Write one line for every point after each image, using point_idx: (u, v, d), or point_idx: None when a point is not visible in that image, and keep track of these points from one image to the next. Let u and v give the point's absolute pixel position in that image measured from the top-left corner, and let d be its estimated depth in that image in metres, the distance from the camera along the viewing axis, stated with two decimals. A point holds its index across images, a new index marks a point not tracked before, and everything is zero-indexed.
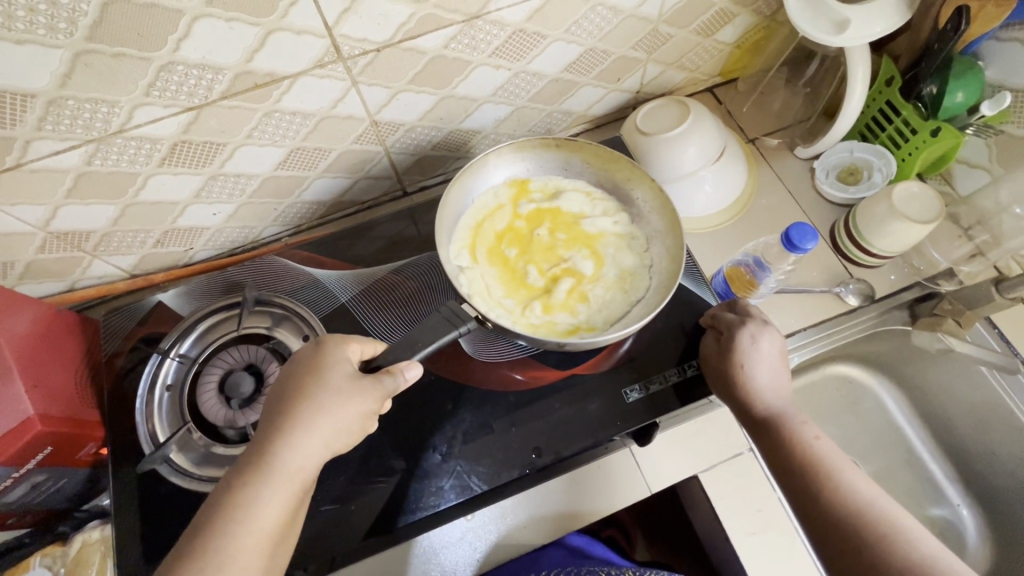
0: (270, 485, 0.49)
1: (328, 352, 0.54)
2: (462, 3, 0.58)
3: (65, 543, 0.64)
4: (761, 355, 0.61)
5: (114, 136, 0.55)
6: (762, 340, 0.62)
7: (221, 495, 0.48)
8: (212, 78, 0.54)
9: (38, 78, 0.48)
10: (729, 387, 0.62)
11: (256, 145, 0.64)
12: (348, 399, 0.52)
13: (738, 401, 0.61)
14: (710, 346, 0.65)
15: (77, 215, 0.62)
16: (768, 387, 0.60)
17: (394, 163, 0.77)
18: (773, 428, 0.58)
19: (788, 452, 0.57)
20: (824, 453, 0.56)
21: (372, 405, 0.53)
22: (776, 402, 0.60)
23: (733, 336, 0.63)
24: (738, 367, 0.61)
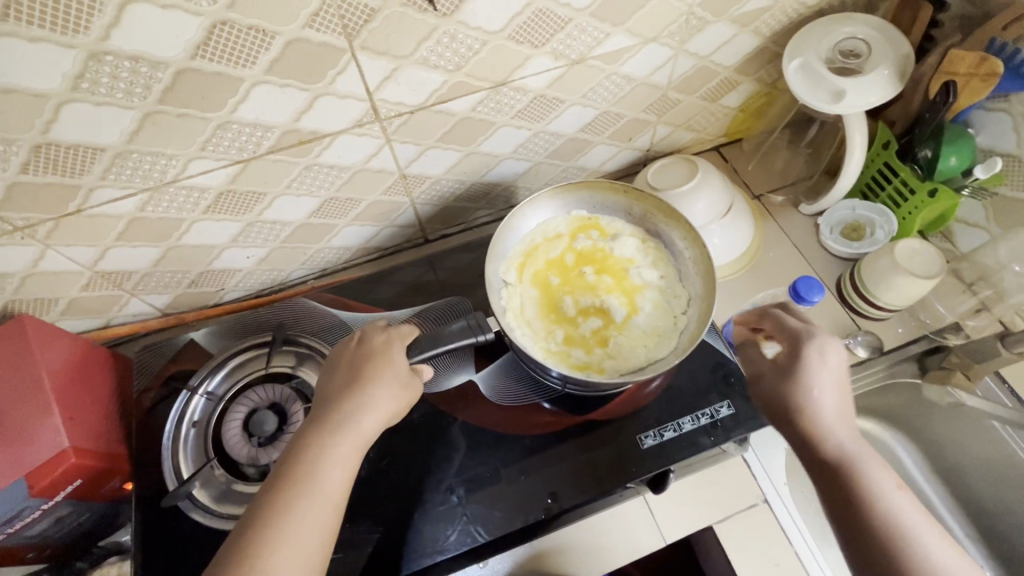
0: (343, 433, 0.52)
1: (371, 332, 0.61)
2: (491, 72, 0.64)
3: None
4: (828, 377, 0.57)
5: (167, 186, 0.60)
6: (831, 360, 0.58)
7: (311, 426, 0.53)
8: (262, 134, 0.59)
9: (110, 135, 0.52)
10: (789, 411, 0.57)
11: (294, 195, 0.69)
12: (376, 370, 0.56)
13: (798, 428, 0.57)
14: (765, 365, 0.62)
15: (123, 256, 0.67)
16: (832, 412, 0.56)
17: (418, 213, 0.82)
18: (833, 455, 0.55)
19: (848, 484, 0.53)
20: (884, 482, 0.53)
21: (399, 386, 0.56)
22: (843, 424, 0.56)
23: (798, 355, 0.59)
24: (804, 389, 0.57)
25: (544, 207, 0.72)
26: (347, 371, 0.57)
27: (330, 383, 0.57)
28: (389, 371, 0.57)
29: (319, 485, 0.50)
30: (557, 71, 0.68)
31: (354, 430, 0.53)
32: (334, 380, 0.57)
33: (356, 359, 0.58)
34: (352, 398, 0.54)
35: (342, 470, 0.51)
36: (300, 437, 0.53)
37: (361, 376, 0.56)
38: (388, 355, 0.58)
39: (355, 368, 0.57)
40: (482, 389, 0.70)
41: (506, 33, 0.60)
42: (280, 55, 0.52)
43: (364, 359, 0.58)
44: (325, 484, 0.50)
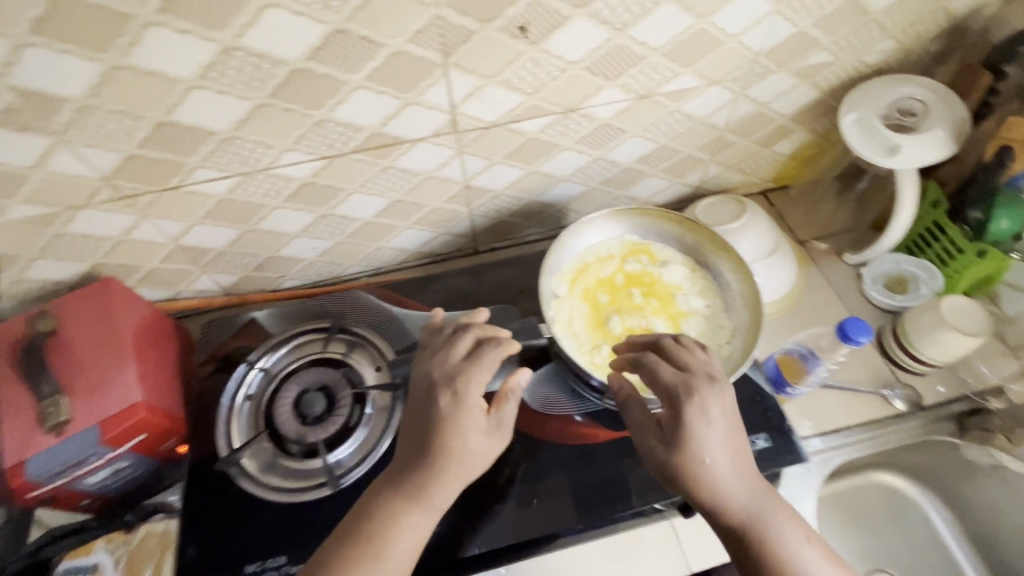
0: (420, 508, 0.54)
1: (441, 388, 0.57)
2: (565, 98, 0.69)
3: (128, 531, 0.62)
4: (713, 434, 0.52)
5: (259, 172, 0.66)
6: (712, 410, 0.53)
7: (385, 500, 0.55)
8: (351, 135, 0.64)
9: (222, 121, 0.58)
10: (684, 484, 0.52)
11: (366, 194, 0.74)
12: (450, 443, 0.55)
13: (696, 499, 0.53)
14: (648, 423, 0.55)
15: (205, 234, 0.72)
16: (727, 480, 0.52)
17: (474, 224, 0.86)
18: (733, 519, 0.52)
19: (753, 547, 0.52)
20: (783, 535, 0.52)
21: (480, 450, 0.56)
22: (738, 486, 0.52)
23: (680, 416, 0.53)
24: (693, 457, 0.52)
25: (600, 227, 0.75)
26: (420, 435, 0.56)
27: (405, 445, 0.57)
28: (463, 447, 0.55)
29: (392, 554, 0.53)
30: (624, 104, 0.72)
31: (428, 507, 0.54)
32: (409, 442, 0.56)
33: (428, 424, 0.56)
34: (432, 475, 0.54)
35: (408, 547, 0.54)
36: (380, 506, 0.55)
37: (434, 453, 0.55)
38: (462, 425, 0.55)
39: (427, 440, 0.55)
40: (521, 395, 0.71)
41: (584, 64, 0.65)
42: (383, 64, 0.57)
43: (432, 430, 0.55)
44: (393, 556, 0.53)
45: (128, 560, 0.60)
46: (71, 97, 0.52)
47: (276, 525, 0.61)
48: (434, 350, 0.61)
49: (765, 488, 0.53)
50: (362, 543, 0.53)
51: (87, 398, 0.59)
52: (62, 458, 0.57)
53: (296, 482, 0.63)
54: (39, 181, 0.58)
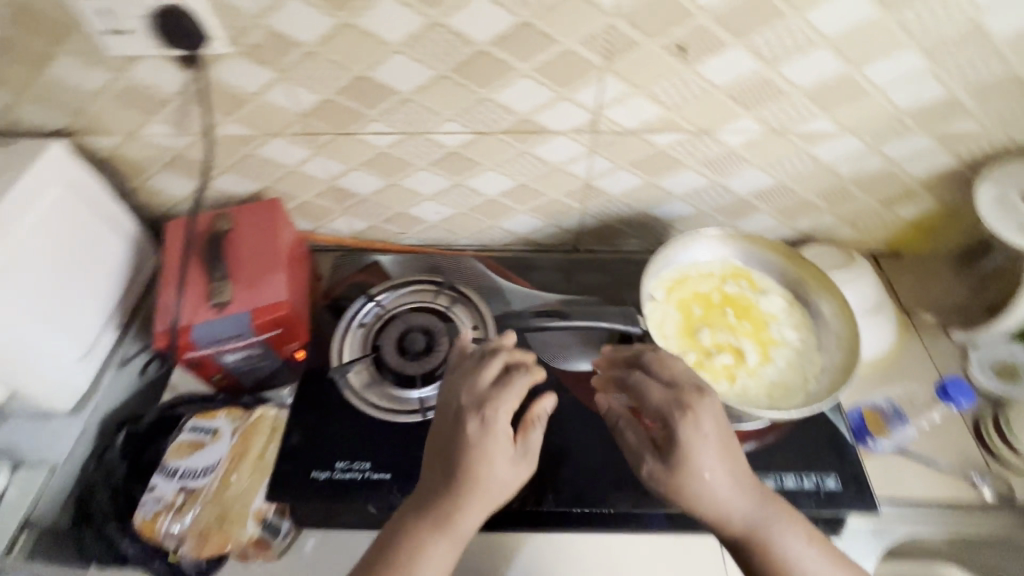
0: (445, 538, 0.54)
1: (469, 417, 0.56)
2: (701, 119, 0.74)
3: (246, 410, 0.72)
4: (710, 450, 0.53)
5: (419, 134, 0.76)
6: (707, 424, 0.54)
7: (407, 530, 0.55)
8: (504, 116, 0.73)
9: (406, 84, 0.69)
10: (685, 503, 0.53)
11: (498, 173, 0.82)
12: (477, 472, 0.54)
13: (701, 515, 0.54)
14: (643, 445, 0.56)
15: (357, 179, 0.83)
16: (728, 497, 0.53)
17: (581, 223, 0.92)
18: (737, 530, 0.54)
19: (759, 556, 0.54)
20: (786, 543, 0.54)
21: (510, 479, 0.56)
22: (743, 501, 0.54)
23: (675, 436, 0.54)
24: (691, 476, 0.53)
25: (707, 245, 0.78)
26: (443, 462, 0.56)
27: (429, 466, 0.57)
28: (490, 476, 0.54)
29: None
30: (755, 135, 0.76)
31: (454, 535, 0.54)
32: (434, 466, 0.56)
33: (451, 451, 0.55)
34: (457, 504, 0.54)
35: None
36: (400, 532, 0.55)
37: (458, 480, 0.55)
38: (488, 456, 0.54)
39: (449, 464, 0.55)
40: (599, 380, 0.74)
41: (727, 90, 0.70)
42: (552, 59, 0.66)
43: (461, 457, 0.55)
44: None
45: (243, 432, 0.69)
46: (304, 43, 0.64)
47: (362, 435, 0.68)
48: (463, 373, 0.61)
49: (768, 497, 0.55)
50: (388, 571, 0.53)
51: (248, 290, 0.70)
52: (217, 332, 0.68)
53: (389, 404, 0.71)
54: (253, 107, 0.71)
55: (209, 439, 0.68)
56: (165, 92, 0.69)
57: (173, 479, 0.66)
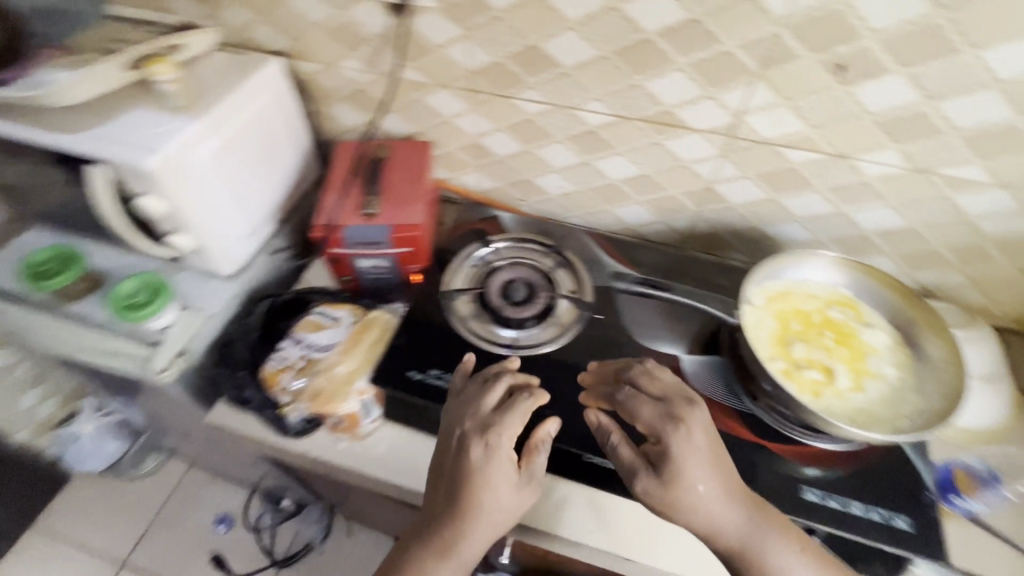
0: (448, 565, 0.57)
1: (473, 448, 0.60)
2: (842, 143, 0.75)
3: (366, 309, 0.82)
4: (701, 462, 0.57)
5: (565, 108, 0.83)
6: (697, 434, 0.58)
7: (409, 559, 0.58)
8: (648, 104, 0.79)
9: (569, 59, 0.77)
10: (680, 516, 0.56)
11: (627, 159, 0.87)
12: (479, 499, 0.58)
13: (693, 528, 0.57)
14: (637, 459, 0.59)
15: (498, 140, 0.93)
16: (721, 511, 0.56)
17: (692, 226, 0.95)
18: (734, 545, 0.56)
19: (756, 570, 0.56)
20: (783, 563, 0.56)
21: (511, 506, 0.59)
22: (735, 517, 0.56)
23: (667, 446, 0.58)
24: (685, 487, 0.56)
25: (820, 267, 0.78)
26: (446, 488, 0.60)
27: (434, 493, 0.61)
28: (491, 502, 0.58)
29: None
30: (896, 170, 0.76)
31: (457, 563, 0.57)
32: (439, 491, 0.61)
33: (454, 477, 0.60)
34: (458, 530, 0.58)
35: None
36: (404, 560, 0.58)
37: (460, 506, 0.59)
38: (489, 481, 0.59)
39: (454, 488, 0.59)
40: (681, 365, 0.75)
41: (878, 117, 0.71)
42: (710, 58, 0.71)
43: (464, 482, 0.59)
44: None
45: (359, 326, 0.80)
46: (495, 8, 0.74)
47: (457, 353, 0.77)
48: (471, 394, 0.66)
49: (758, 511, 0.58)
50: None
51: (392, 209, 0.81)
52: (361, 236, 0.79)
53: (486, 335, 0.79)
54: (434, 58, 0.83)
55: (331, 324, 0.80)
56: (370, 32, 0.83)
57: (299, 346, 0.78)
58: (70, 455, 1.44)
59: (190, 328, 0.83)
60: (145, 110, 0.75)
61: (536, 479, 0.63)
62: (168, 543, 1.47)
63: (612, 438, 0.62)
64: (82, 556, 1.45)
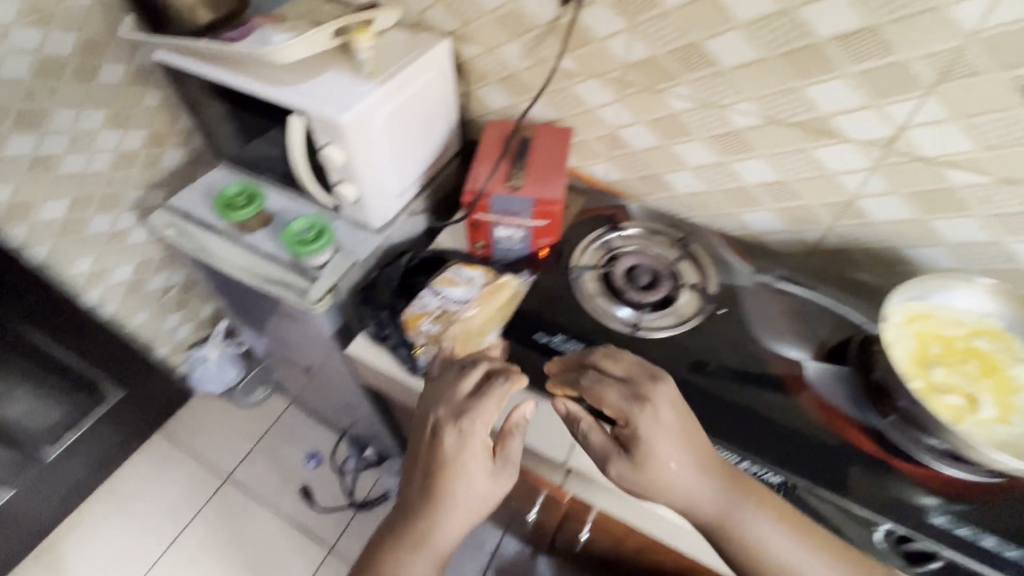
0: (422, 550, 0.64)
1: (446, 440, 0.64)
2: (1014, 167, 0.72)
3: (497, 274, 0.89)
4: (670, 441, 0.59)
5: (713, 107, 0.86)
6: (664, 413, 0.60)
7: (387, 545, 0.65)
8: (802, 110, 0.79)
9: (728, 60, 0.79)
10: (657, 494, 0.59)
11: (766, 163, 0.88)
12: (447, 486, 0.63)
13: (673, 503, 0.60)
14: (610, 444, 0.62)
15: (636, 133, 0.96)
16: (693, 489, 0.59)
17: (822, 238, 0.94)
18: (712, 519, 0.59)
19: (735, 543, 0.59)
20: (762, 535, 0.58)
21: (482, 488, 0.64)
22: (709, 492, 0.59)
23: (634, 428, 0.60)
24: (657, 466, 0.59)
25: (970, 294, 0.75)
26: (421, 475, 0.65)
27: (410, 478, 0.67)
28: (462, 491, 0.63)
29: None
30: None
31: (431, 549, 0.63)
32: (417, 479, 0.66)
33: (427, 463, 0.65)
34: (430, 520, 0.63)
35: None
36: (382, 546, 0.65)
37: (432, 496, 0.63)
38: (461, 467, 0.63)
39: (430, 474, 0.64)
40: (806, 373, 0.75)
41: None
42: (881, 67, 0.71)
43: (437, 472, 0.64)
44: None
45: (491, 288, 0.86)
46: (664, 5, 0.78)
47: (580, 326, 0.81)
48: (451, 375, 0.70)
49: (733, 485, 0.60)
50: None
51: (536, 183, 0.87)
52: (506, 205, 0.86)
53: (609, 313, 0.83)
54: (592, 49, 0.88)
55: (464, 282, 0.88)
56: (535, 21, 0.89)
57: (436, 296, 0.86)
58: (196, 376, 1.67)
59: (342, 267, 0.94)
60: (338, 74, 0.86)
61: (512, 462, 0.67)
62: (268, 467, 1.63)
63: (583, 426, 0.64)
64: (194, 464, 1.63)
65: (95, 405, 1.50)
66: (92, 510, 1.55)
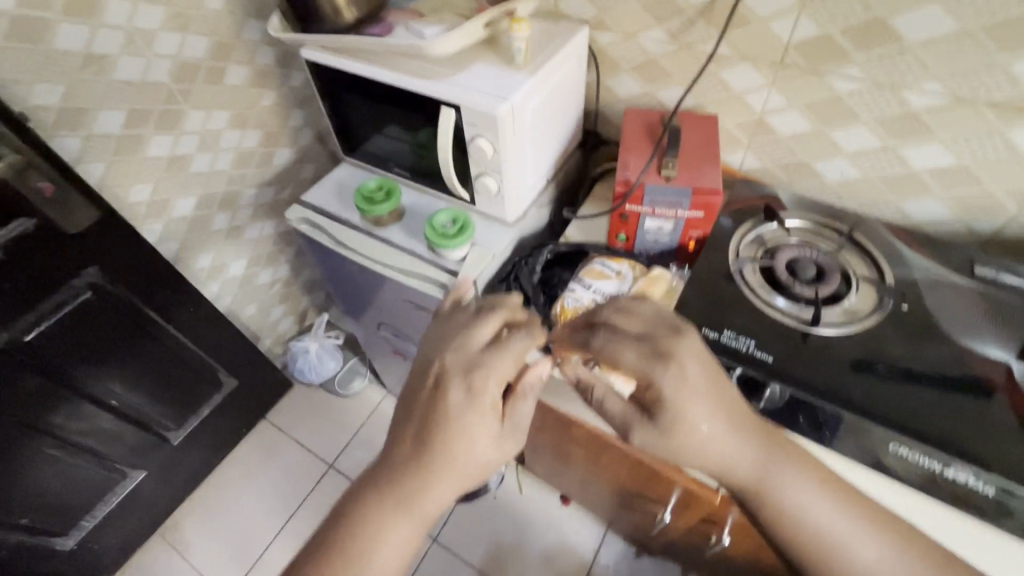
0: (406, 517, 0.56)
1: (451, 399, 0.58)
2: None
3: (646, 268, 0.88)
4: (700, 402, 0.57)
5: (889, 87, 0.80)
6: (690, 369, 0.58)
7: (365, 507, 0.57)
8: (1003, 86, 0.73)
9: (918, 34, 0.73)
10: (687, 457, 0.58)
11: (944, 146, 0.81)
12: (447, 444, 0.57)
13: (705, 468, 0.59)
14: (629, 412, 0.62)
15: (787, 119, 0.91)
16: (728, 450, 0.58)
17: (998, 228, 0.86)
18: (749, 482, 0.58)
19: (772, 507, 0.57)
20: (796, 497, 0.57)
21: (487, 451, 0.59)
22: (744, 455, 0.58)
23: (659, 392, 0.58)
24: (687, 428, 0.57)
25: None
26: (416, 431, 0.59)
27: (401, 435, 0.60)
28: (464, 453, 0.58)
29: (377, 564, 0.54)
30: None
31: (419, 517, 0.56)
32: (409, 439, 0.59)
33: (424, 422, 0.59)
34: (422, 483, 0.57)
35: (395, 553, 0.55)
36: (359, 508, 0.57)
37: (428, 456, 0.57)
38: (468, 428, 0.58)
39: (431, 434, 0.58)
40: (1014, 372, 0.71)
41: None
42: None
43: (437, 429, 0.58)
44: (387, 565, 0.55)
45: (644, 281, 0.84)
46: None
47: (748, 320, 0.78)
48: (458, 328, 0.64)
49: (770, 445, 0.59)
50: (350, 545, 0.55)
51: (689, 173, 0.85)
52: (660, 196, 0.83)
53: (779, 306, 0.80)
54: (751, 30, 0.84)
55: (614, 276, 0.86)
56: (688, 3, 0.86)
57: (588, 290, 0.84)
58: (298, 367, 1.71)
59: (481, 261, 0.93)
60: (487, 67, 0.86)
61: (518, 426, 0.63)
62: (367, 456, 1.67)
63: (596, 392, 0.66)
64: (296, 450, 1.69)
65: (211, 394, 1.54)
66: (207, 493, 1.63)
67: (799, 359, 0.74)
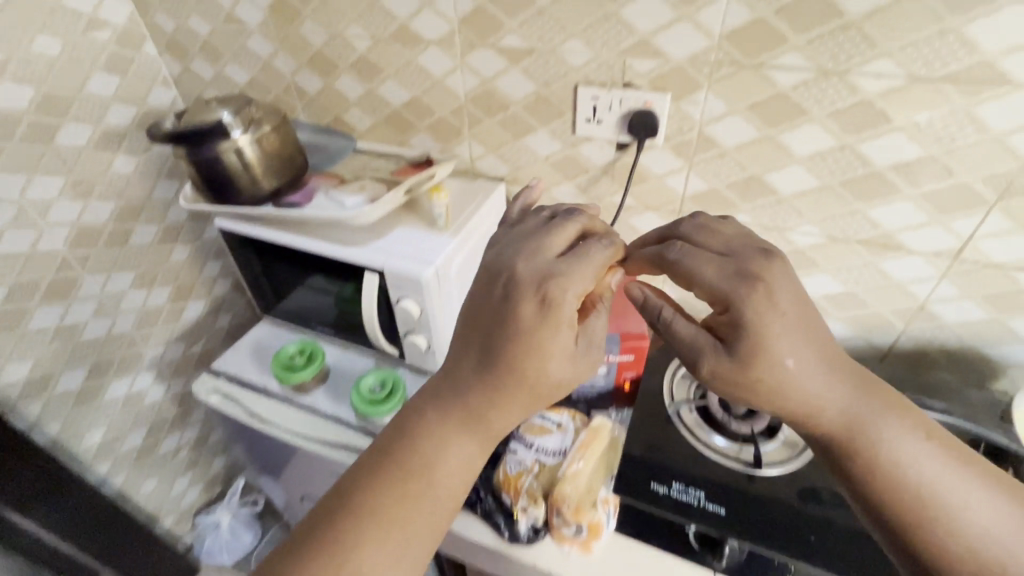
0: (469, 436, 0.51)
1: (522, 311, 0.50)
2: None
3: (587, 414, 0.86)
4: (791, 334, 0.49)
5: (775, 229, 0.89)
6: (781, 297, 0.50)
7: (423, 424, 0.51)
8: (866, 228, 0.83)
9: (789, 188, 0.84)
10: (764, 397, 0.50)
11: (831, 276, 0.91)
12: (516, 365, 0.49)
13: (783, 411, 0.50)
14: (701, 336, 0.53)
15: None
16: (815, 391, 0.49)
17: (894, 342, 0.94)
18: (833, 427, 0.50)
19: (862, 458, 0.49)
20: (891, 447, 0.48)
21: (562, 374, 0.51)
22: (833, 405, 0.49)
23: (740, 316, 0.50)
24: (769, 362, 0.49)
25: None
26: (479, 349, 0.52)
27: (463, 353, 0.52)
28: (535, 375, 0.50)
29: (436, 481, 0.50)
30: None
31: (484, 435, 0.51)
32: (472, 355, 0.52)
33: (492, 339, 0.51)
34: (491, 400, 0.50)
35: (454, 473, 0.51)
36: (418, 423, 0.52)
37: (496, 374, 0.50)
38: (541, 344, 0.49)
39: (497, 351, 0.50)
40: None
41: None
42: (942, 189, 0.76)
43: (506, 343, 0.50)
44: (445, 485, 0.50)
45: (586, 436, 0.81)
46: (722, 146, 0.84)
47: (694, 469, 0.77)
48: (534, 236, 0.57)
49: (867, 389, 0.50)
50: (406, 456, 0.50)
51: (616, 316, 0.86)
52: None
53: (718, 448, 0.79)
54: (650, 185, 0.93)
55: (555, 429, 0.81)
56: (590, 164, 0.94)
57: (531, 450, 0.79)
58: (207, 547, 1.48)
59: None
60: (412, 231, 0.88)
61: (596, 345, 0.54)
62: None
63: (665, 312, 0.57)
64: None
65: None
66: None
67: (750, 507, 0.72)
